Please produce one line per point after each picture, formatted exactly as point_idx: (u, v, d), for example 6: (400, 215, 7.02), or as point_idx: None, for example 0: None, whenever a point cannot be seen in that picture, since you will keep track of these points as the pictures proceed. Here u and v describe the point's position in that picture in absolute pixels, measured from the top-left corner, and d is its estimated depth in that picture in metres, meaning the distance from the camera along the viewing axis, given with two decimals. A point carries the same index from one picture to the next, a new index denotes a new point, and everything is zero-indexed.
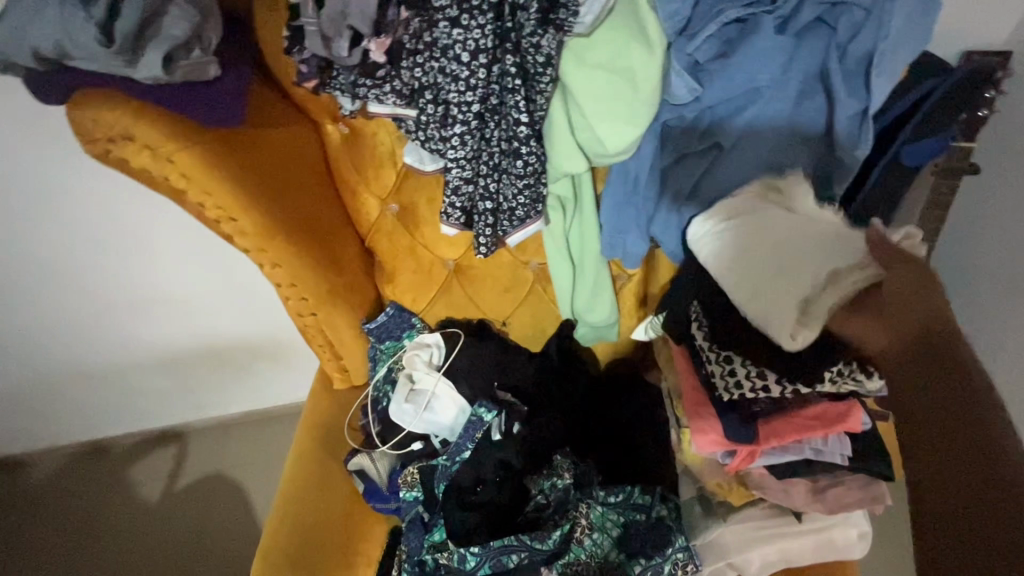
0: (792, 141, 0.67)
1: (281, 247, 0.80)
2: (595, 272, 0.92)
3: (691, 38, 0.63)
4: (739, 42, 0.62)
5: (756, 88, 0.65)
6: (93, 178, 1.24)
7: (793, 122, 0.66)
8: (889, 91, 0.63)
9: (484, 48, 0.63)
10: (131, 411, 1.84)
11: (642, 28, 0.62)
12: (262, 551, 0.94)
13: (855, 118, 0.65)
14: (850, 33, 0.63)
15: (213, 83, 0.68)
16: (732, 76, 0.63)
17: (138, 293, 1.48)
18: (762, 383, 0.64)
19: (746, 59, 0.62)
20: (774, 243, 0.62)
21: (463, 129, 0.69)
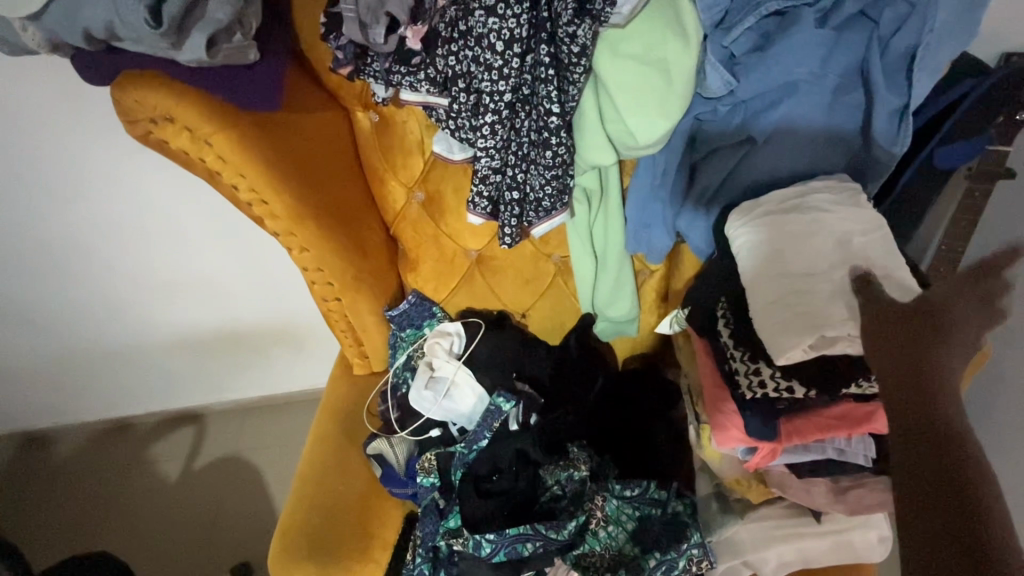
0: (827, 137, 0.67)
1: (310, 231, 0.82)
2: (618, 264, 0.93)
3: (728, 31, 0.63)
4: (778, 36, 0.62)
5: (792, 82, 0.65)
6: (127, 161, 1.27)
7: (830, 117, 0.66)
8: (931, 88, 0.62)
9: (518, 37, 0.63)
10: (153, 390, 1.89)
11: (678, 19, 0.63)
12: (283, 529, 0.96)
13: (894, 115, 0.64)
14: (893, 27, 0.62)
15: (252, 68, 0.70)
16: (769, 69, 0.63)
17: (164, 275, 1.51)
18: (786, 387, 0.61)
19: (784, 53, 0.62)
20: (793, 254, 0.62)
21: (494, 119, 0.69)
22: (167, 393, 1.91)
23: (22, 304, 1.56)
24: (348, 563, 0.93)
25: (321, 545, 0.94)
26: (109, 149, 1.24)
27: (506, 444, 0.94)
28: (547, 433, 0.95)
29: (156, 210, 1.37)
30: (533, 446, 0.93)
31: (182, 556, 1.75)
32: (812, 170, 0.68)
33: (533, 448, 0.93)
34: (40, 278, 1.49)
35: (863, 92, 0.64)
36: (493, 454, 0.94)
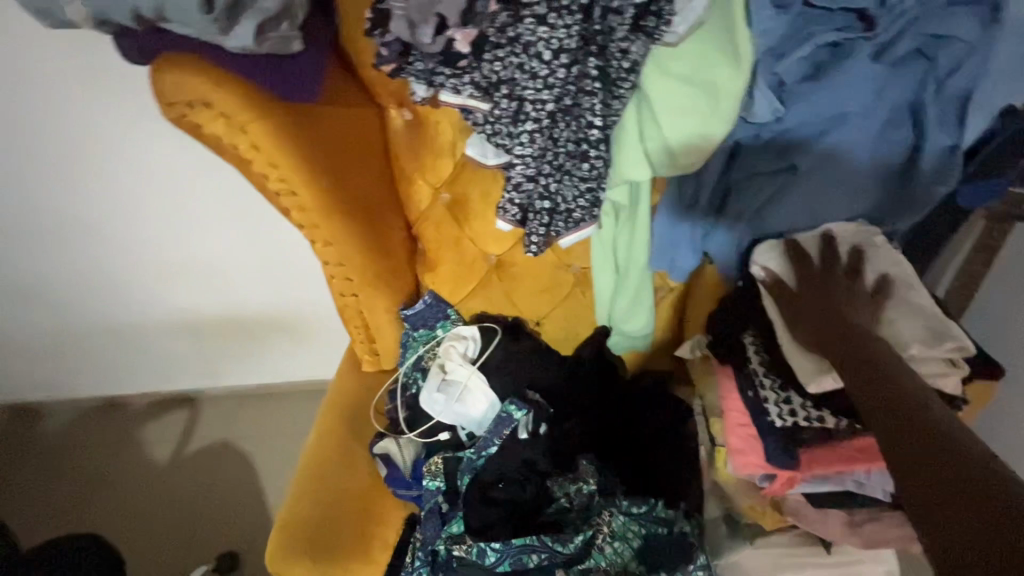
0: (869, 170, 0.67)
1: (336, 225, 0.81)
2: (638, 282, 0.93)
3: (780, 58, 0.64)
4: (831, 67, 0.63)
5: (842, 114, 0.65)
6: (147, 138, 1.26)
7: (875, 150, 0.66)
8: (982, 129, 0.63)
9: (567, 48, 0.63)
10: (150, 371, 1.87)
11: (732, 42, 0.63)
12: (283, 523, 0.95)
13: (945, 152, 0.64)
14: (950, 66, 0.62)
15: (294, 58, 0.68)
16: (824, 99, 0.64)
17: (172, 256, 1.49)
18: (818, 414, 0.64)
19: (841, 86, 0.63)
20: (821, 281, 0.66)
21: (534, 126, 0.69)
22: (162, 374, 1.88)
23: (24, 275, 1.53)
24: (350, 560, 0.93)
25: (322, 540, 0.93)
26: (130, 124, 1.23)
27: (516, 453, 0.93)
28: (557, 444, 0.95)
29: (170, 190, 1.35)
30: (543, 457, 0.93)
31: (167, 540, 1.72)
32: (851, 202, 0.69)
33: (543, 459, 0.93)
34: (45, 250, 1.47)
35: (914, 126, 0.65)
36: (501, 464, 0.93)
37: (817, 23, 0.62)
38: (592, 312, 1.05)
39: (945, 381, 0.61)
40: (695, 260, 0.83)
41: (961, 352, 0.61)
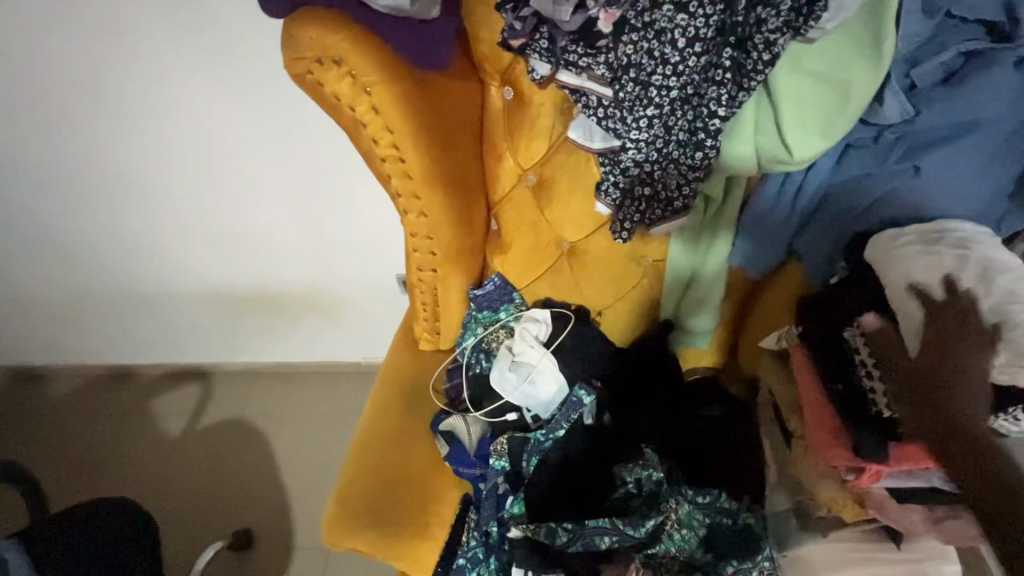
0: (984, 175, 0.69)
1: (434, 196, 0.82)
2: (711, 279, 0.95)
3: (916, 62, 0.68)
4: (971, 75, 0.65)
5: (974, 121, 0.67)
6: (208, 98, 1.24)
7: (992, 157, 0.69)
8: None
9: (703, 37, 0.64)
10: (169, 341, 1.83)
11: (874, 46, 0.65)
12: (341, 494, 0.95)
13: None
14: None
15: (431, 23, 0.73)
16: (955, 105, 0.66)
17: (215, 222, 1.48)
18: None
19: (976, 92, 0.65)
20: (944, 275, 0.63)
21: (655, 113, 0.70)
22: (181, 345, 1.85)
23: (62, 229, 1.52)
24: (407, 537, 0.93)
25: (382, 515, 0.93)
26: (194, 85, 1.22)
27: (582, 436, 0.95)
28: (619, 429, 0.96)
29: (224, 154, 1.33)
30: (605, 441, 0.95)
31: (176, 514, 1.67)
32: (965, 206, 0.71)
33: (603, 440, 0.96)
34: (88, 205, 1.45)
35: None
36: (566, 444, 0.94)
37: (946, 35, 0.66)
38: (658, 304, 1.05)
39: None
40: (777, 259, 0.86)
41: None
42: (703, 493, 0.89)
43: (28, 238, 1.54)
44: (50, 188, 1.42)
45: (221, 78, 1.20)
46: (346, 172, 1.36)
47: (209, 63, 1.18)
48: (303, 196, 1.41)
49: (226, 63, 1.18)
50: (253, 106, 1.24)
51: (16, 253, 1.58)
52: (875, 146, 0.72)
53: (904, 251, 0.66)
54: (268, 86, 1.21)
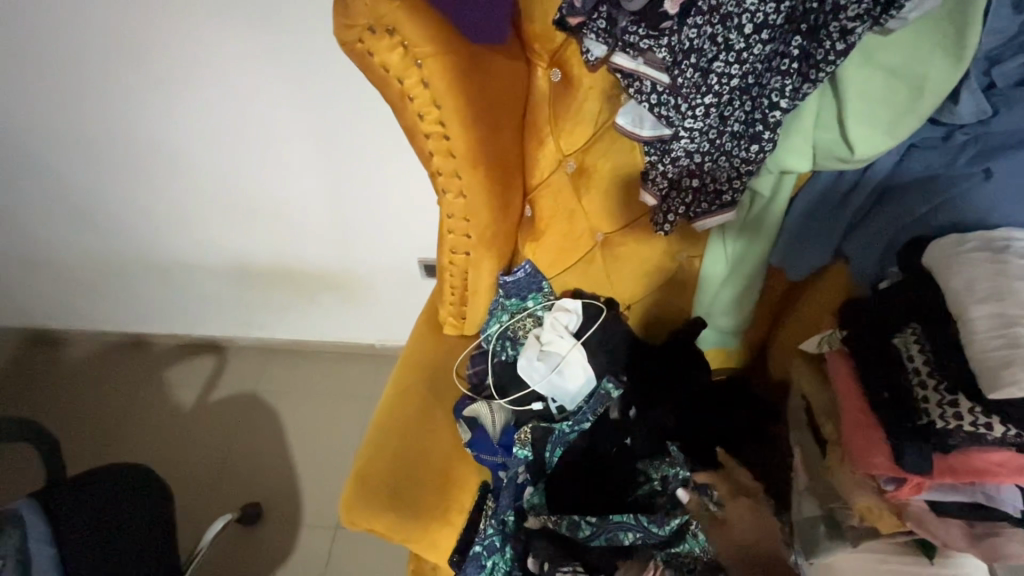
0: None
1: (475, 177, 0.80)
2: (750, 276, 0.93)
3: (998, 63, 0.66)
4: None
5: None
6: (241, 69, 1.22)
7: None
8: None
9: (771, 24, 0.64)
10: (185, 313, 1.83)
11: (959, 38, 0.61)
12: (361, 473, 0.94)
13: None
14: None
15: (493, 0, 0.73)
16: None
17: (240, 195, 1.47)
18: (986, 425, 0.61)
19: None
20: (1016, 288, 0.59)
21: (713, 101, 0.69)
22: (197, 318, 1.85)
23: (87, 194, 1.51)
24: (426, 520, 0.92)
25: (402, 496, 0.92)
26: (226, 52, 1.19)
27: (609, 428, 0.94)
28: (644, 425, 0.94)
29: (254, 127, 1.32)
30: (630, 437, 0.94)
31: (186, 485, 1.68)
32: None
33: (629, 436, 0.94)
34: (114, 171, 1.45)
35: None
36: (593, 437, 0.94)
37: None
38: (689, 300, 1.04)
39: None
40: (821, 260, 0.84)
41: None
42: (719, 492, 0.90)
43: (51, 200, 1.54)
44: (77, 152, 1.42)
45: (256, 49, 1.18)
46: (375, 152, 1.34)
47: (244, 33, 1.16)
48: (328, 172, 1.39)
49: (262, 34, 1.15)
50: (286, 79, 1.22)
51: (39, 216, 1.58)
52: (943, 146, 0.71)
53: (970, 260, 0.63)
54: (302, 59, 1.19)
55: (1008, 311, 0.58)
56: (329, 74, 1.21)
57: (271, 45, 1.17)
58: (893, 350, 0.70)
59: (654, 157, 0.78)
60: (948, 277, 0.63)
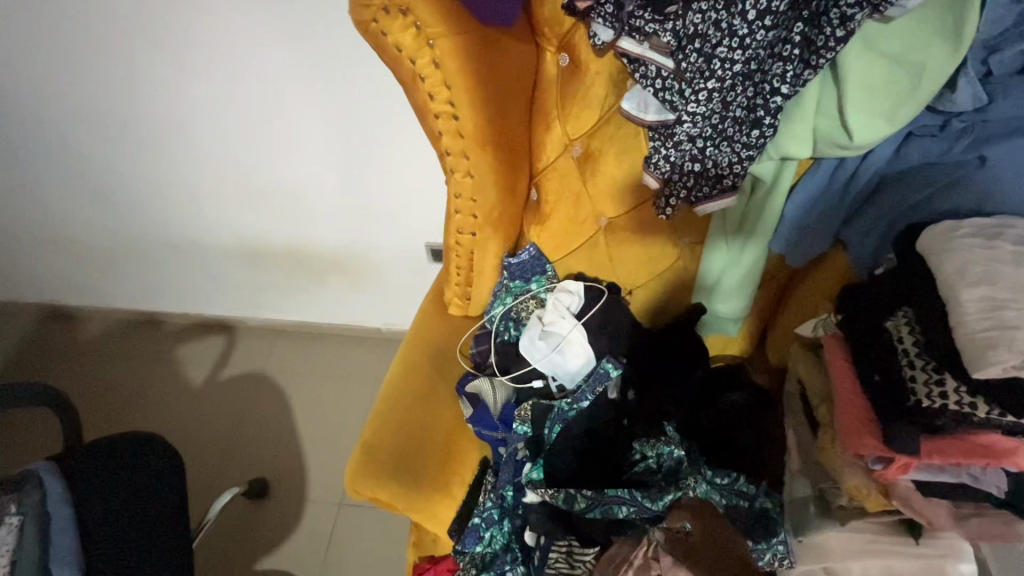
0: None
1: (483, 158, 0.82)
2: (751, 264, 0.94)
3: (996, 51, 0.67)
4: None
5: None
6: (257, 50, 1.25)
7: None
8: None
9: (773, 10, 0.64)
10: (197, 293, 1.88)
11: (956, 25, 0.63)
12: (367, 445, 0.97)
13: None
14: None
15: None
16: None
17: (253, 177, 1.50)
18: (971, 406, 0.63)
19: None
20: (1003, 272, 0.61)
21: (715, 86, 0.69)
22: (209, 298, 1.89)
23: (105, 172, 1.55)
24: (429, 492, 0.96)
25: (407, 468, 0.95)
26: (242, 35, 1.22)
27: (607, 407, 0.97)
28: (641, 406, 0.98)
29: (268, 110, 1.35)
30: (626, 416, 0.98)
31: (196, 459, 1.72)
32: None
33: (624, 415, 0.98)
34: (133, 150, 1.49)
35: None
36: (591, 416, 0.97)
37: None
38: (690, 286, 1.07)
39: None
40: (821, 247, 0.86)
41: None
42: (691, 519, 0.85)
43: (71, 178, 1.58)
44: (97, 130, 1.45)
45: (272, 31, 1.21)
46: (386, 136, 1.36)
47: (261, 15, 1.18)
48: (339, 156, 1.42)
49: (279, 17, 1.18)
50: (301, 62, 1.25)
51: (59, 193, 1.62)
52: (941, 134, 0.72)
53: (961, 246, 0.65)
54: (317, 42, 1.21)
55: (994, 294, 0.60)
56: (343, 57, 1.23)
57: (288, 27, 1.20)
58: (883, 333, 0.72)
59: (657, 142, 0.80)
60: (940, 261, 0.65)
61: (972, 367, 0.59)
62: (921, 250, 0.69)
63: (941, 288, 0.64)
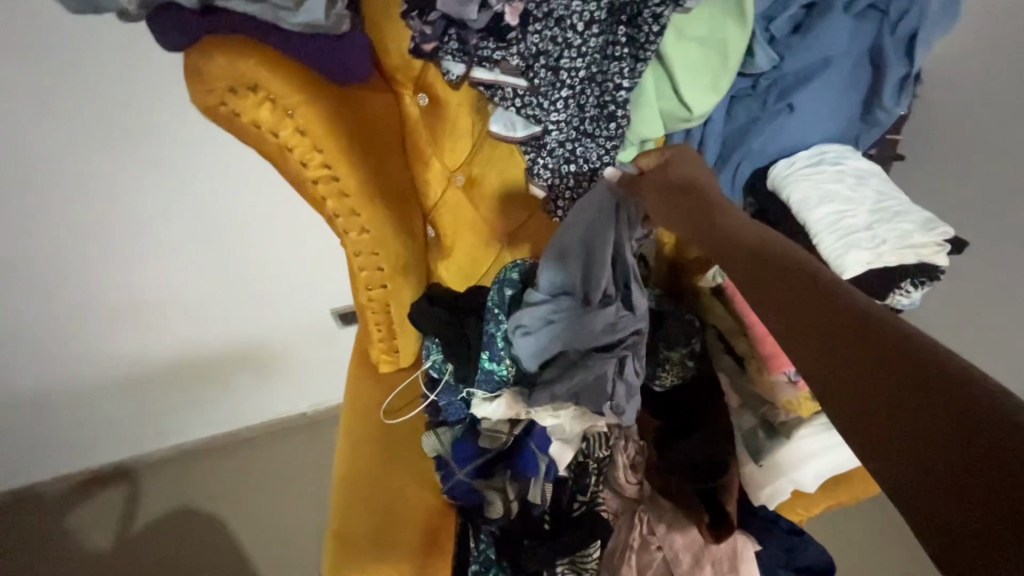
0: (840, 96, 0.80)
1: (375, 211, 0.82)
2: None
3: (771, 19, 0.77)
4: (814, 21, 0.76)
5: (826, 59, 0.77)
6: (64, 153, 1.04)
7: (844, 87, 0.79)
8: (926, 59, 0.76)
9: (597, 19, 0.72)
10: (74, 446, 1.55)
11: (739, 3, 0.73)
12: (335, 537, 0.90)
13: (899, 82, 0.76)
14: (898, 14, 0.75)
15: (345, 37, 0.70)
16: (810, 46, 0.76)
17: (115, 300, 1.28)
18: None
19: (822, 34, 0.75)
20: (837, 196, 0.77)
21: (569, 93, 0.77)
22: (88, 447, 1.56)
23: None
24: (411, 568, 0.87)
25: (382, 548, 0.88)
26: (37, 143, 1.01)
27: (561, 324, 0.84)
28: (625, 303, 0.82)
29: (98, 219, 1.14)
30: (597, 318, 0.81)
31: None
32: (825, 130, 0.82)
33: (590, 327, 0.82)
34: None
35: (872, 69, 0.78)
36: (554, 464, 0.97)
37: None
38: None
39: (936, 258, 0.74)
40: None
41: (945, 236, 0.73)
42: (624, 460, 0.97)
43: None
44: None
45: (96, 129, 1.03)
46: (263, 212, 1.22)
47: (56, 117, 0.99)
48: (204, 243, 1.24)
49: (81, 115, 1.00)
50: (142, 157, 1.08)
51: None
52: (755, 92, 0.81)
53: (813, 175, 0.78)
54: (139, 128, 1.04)
55: (838, 210, 0.76)
56: (189, 140, 1.08)
57: (114, 120, 1.02)
58: None
59: (532, 153, 0.85)
60: (788, 191, 0.78)
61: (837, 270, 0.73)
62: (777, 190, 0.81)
63: (803, 216, 0.77)
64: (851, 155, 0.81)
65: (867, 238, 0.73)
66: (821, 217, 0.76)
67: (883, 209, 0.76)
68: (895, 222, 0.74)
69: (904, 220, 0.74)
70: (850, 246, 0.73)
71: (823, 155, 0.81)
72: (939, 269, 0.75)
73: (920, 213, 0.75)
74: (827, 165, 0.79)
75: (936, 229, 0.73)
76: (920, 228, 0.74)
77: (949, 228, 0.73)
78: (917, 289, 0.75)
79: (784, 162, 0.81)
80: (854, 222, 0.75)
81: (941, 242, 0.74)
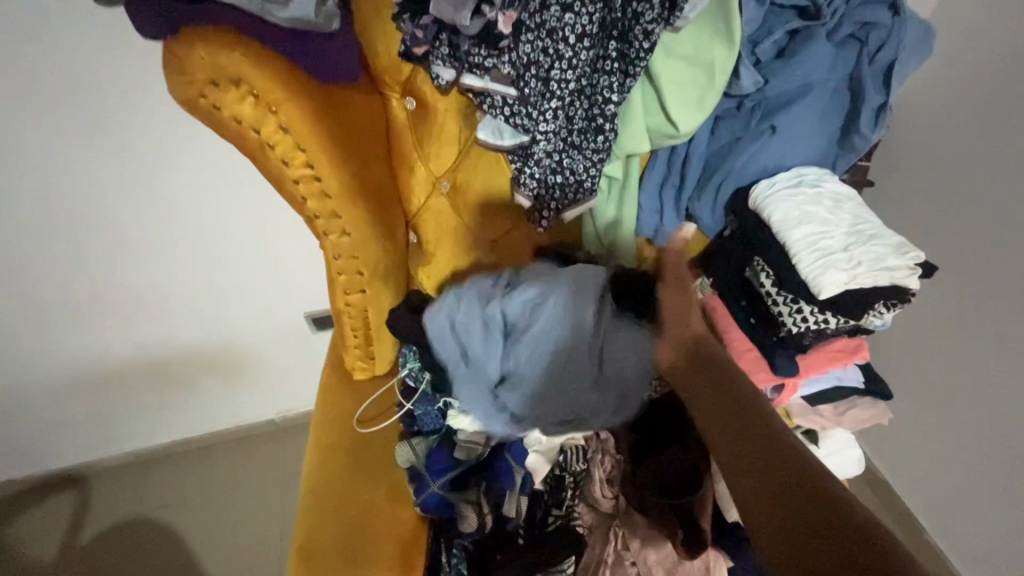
0: (819, 120, 0.82)
1: (356, 214, 0.80)
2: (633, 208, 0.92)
3: (757, 43, 0.79)
4: (798, 47, 0.78)
5: (808, 83, 0.79)
6: (28, 139, 0.99)
7: (824, 112, 0.82)
8: (899, 90, 0.79)
9: (588, 33, 0.73)
10: (21, 451, 1.46)
11: (728, 28, 0.75)
12: (302, 550, 0.86)
13: (875, 110, 0.80)
14: (876, 45, 0.78)
15: (336, 36, 0.70)
16: (793, 71, 0.78)
17: (76, 296, 1.22)
18: (823, 317, 0.80)
19: (806, 59, 0.77)
20: (814, 218, 0.79)
21: (558, 104, 0.77)
22: (36, 452, 1.47)
23: None
24: None
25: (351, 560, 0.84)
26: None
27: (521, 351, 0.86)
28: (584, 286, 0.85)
29: (62, 210, 1.09)
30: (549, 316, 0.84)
31: None
32: (804, 153, 0.84)
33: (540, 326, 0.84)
34: None
35: (850, 97, 0.81)
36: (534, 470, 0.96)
37: (772, 20, 0.79)
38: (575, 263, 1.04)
39: (907, 281, 0.76)
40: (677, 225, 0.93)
41: (917, 260, 0.76)
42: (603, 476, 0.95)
43: None
44: None
45: (66, 117, 0.98)
46: (240, 210, 1.19)
47: (23, 101, 0.95)
48: (175, 240, 1.19)
49: (50, 100, 0.95)
50: (113, 149, 1.04)
51: None
52: (739, 113, 0.83)
53: (792, 197, 0.80)
54: (112, 118, 1.00)
55: (815, 231, 0.78)
56: (166, 134, 1.04)
57: (85, 108, 0.98)
58: (750, 282, 0.86)
59: (519, 161, 0.85)
60: (769, 211, 0.80)
61: (815, 289, 0.75)
62: (757, 210, 0.83)
63: (782, 236, 0.79)
64: (829, 179, 0.83)
65: (843, 259, 0.75)
66: (799, 238, 0.78)
67: (858, 233, 0.78)
68: (870, 245, 0.77)
69: (879, 244, 0.77)
70: (827, 267, 0.75)
71: (802, 177, 0.83)
72: (911, 291, 0.78)
73: (893, 238, 0.78)
74: (806, 188, 0.81)
75: (907, 253, 0.76)
76: (893, 251, 0.76)
77: (920, 252, 0.76)
78: (889, 310, 0.79)
79: (765, 182, 0.83)
80: (832, 244, 0.77)
81: (912, 266, 0.76)
